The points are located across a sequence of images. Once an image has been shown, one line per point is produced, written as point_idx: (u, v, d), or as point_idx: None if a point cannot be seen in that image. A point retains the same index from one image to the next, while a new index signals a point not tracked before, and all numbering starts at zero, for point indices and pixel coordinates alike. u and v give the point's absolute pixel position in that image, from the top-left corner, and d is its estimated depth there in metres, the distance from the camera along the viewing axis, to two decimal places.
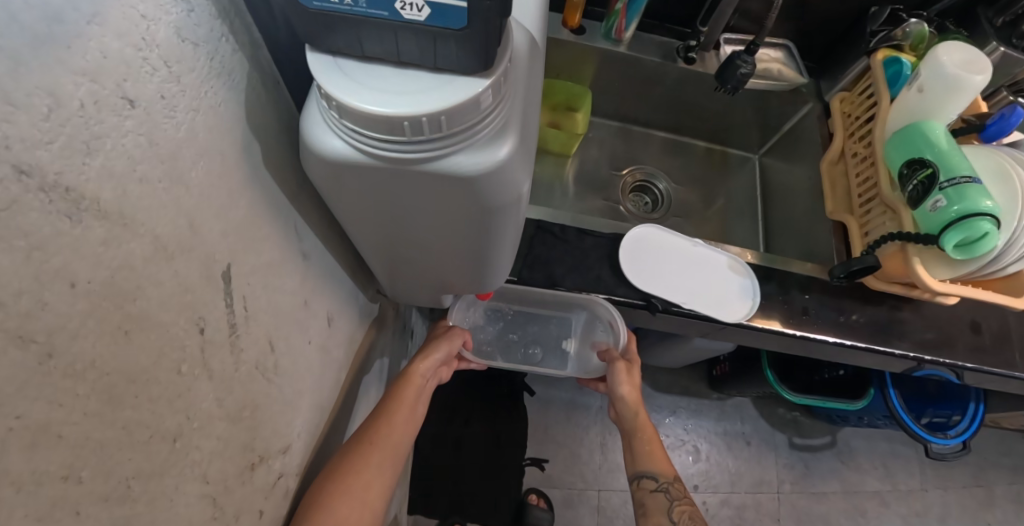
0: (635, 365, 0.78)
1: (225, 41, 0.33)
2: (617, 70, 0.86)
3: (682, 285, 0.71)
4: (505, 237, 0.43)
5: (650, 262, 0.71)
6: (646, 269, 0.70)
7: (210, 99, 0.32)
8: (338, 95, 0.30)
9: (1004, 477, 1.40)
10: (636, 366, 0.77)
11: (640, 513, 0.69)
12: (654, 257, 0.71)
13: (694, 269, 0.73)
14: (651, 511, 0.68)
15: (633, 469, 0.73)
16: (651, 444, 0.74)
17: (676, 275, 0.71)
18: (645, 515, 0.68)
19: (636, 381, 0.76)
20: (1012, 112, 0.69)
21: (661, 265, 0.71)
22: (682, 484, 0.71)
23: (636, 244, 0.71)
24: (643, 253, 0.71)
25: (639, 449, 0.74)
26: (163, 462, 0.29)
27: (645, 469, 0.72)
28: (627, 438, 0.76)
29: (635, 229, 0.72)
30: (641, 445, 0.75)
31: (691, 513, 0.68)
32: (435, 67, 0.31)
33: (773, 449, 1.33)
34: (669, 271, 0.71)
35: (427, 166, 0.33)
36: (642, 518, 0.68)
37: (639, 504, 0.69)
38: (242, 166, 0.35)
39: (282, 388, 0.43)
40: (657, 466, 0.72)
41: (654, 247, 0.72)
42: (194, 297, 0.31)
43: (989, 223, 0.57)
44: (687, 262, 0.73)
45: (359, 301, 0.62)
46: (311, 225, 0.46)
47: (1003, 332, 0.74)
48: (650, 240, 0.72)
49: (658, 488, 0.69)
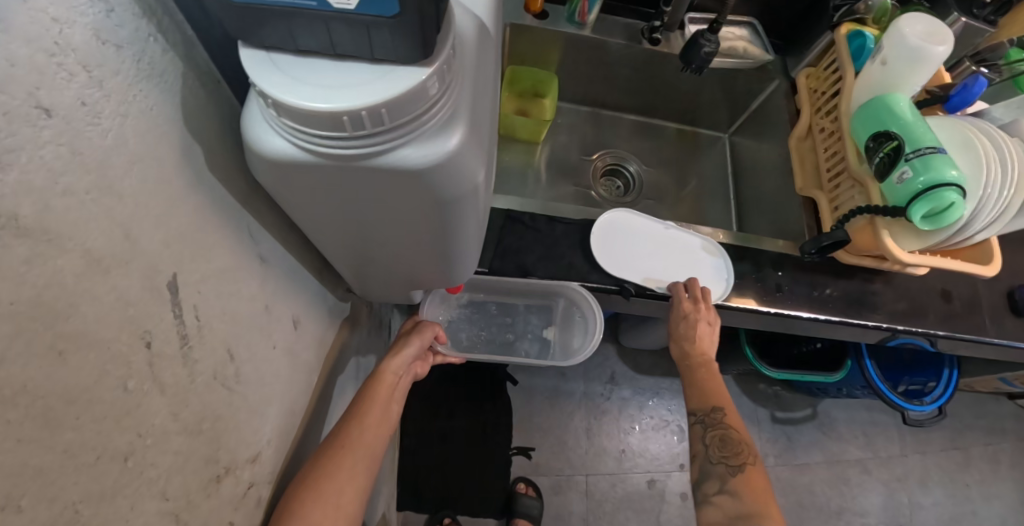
0: (696, 320, 0.68)
1: (153, 41, 0.31)
2: (584, 54, 0.85)
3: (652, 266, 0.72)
4: (467, 230, 0.42)
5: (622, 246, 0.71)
6: (618, 252, 0.70)
7: (141, 103, 0.30)
8: (273, 92, 0.29)
9: (979, 438, 1.44)
10: (697, 321, 0.68)
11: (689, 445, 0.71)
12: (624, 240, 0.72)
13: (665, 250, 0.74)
14: (691, 439, 0.70)
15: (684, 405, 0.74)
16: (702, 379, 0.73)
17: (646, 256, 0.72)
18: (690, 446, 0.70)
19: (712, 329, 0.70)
20: (975, 81, 0.70)
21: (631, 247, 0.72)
22: (722, 411, 0.68)
23: (606, 227, 0.71)
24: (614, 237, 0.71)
25: (689, 385, 0.74)
26: (114, 484, 0.28)
27: (689, 403, 0.72)
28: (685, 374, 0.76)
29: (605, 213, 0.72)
30: (700, 379, 0.73)
31: (723, 434, 0.66)
32: (373, 58, 0.30)
33: (756, 423, 1.36)
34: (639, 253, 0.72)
35: (375, 161, 0.32)
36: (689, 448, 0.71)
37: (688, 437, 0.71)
38: (183, 170, 0.34)
39: (245, 396, 0.42)
40: (698, 401, 0.71)
41: (627, 232, 0.72)
42: (136, 311, 0.30)
43: (955, 193, 0.57)
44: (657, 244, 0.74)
45: (327, 301, 0.61)
46: (268, 227, 0.45)
47: (973, 299, 0.76)
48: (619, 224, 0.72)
49: (695, 419, 0.70)
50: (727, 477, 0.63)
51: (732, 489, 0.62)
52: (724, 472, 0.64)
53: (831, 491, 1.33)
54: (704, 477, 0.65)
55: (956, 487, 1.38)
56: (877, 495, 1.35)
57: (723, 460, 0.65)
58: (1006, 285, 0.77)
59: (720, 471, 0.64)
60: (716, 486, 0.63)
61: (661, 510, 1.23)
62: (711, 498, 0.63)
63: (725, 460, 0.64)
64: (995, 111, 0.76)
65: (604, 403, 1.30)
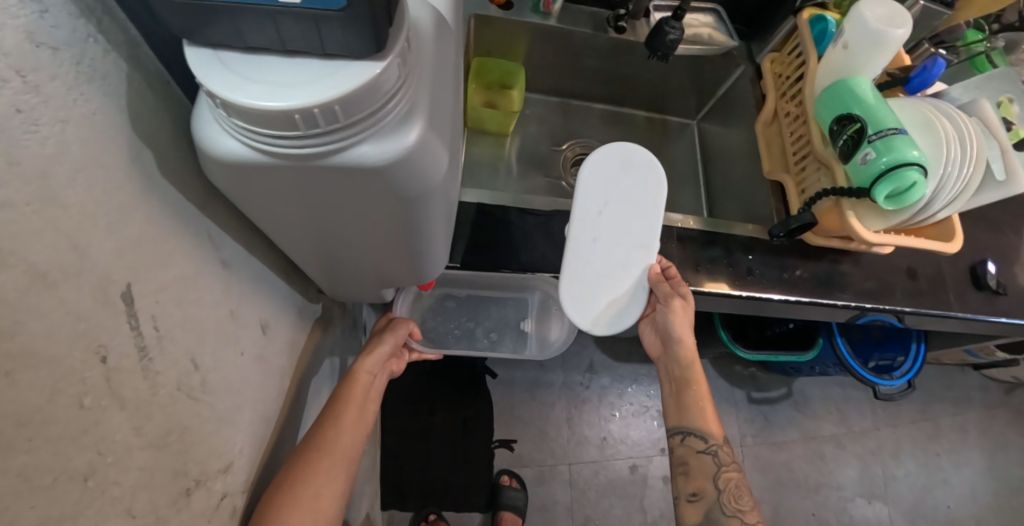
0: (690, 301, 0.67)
1: (92, 42, 0.30)
2: (550, 44, 0.85)
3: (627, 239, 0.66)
4: (434, 227, 0.41)
5: (625, 190, 0.66)
6: (630, 195, 0.66)
7: (82, 108, 0.29)
8: (221, 92, 0.28)
9: (948, 409, 1.50)
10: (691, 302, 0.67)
11: (682, 471, 0.67)
12: (609, 188, 0.65)
13: (595, 244, 0.64)
14: (695, 472, 0.66)
15: (677, 422, 0.69)
16: (702, 398, 0.69)
17: (617, 227, 0.65)
18: (687, 474, 0.67)
19: (690, 318, 0.68)
20: (933, 63, 0.71)
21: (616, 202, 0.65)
22: (731, 447, 0.67)
23: (628, 154, 0.66)
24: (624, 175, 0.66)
25: (688, 401, 0.70)
26: (74, 504, 0.26)
27: (694, 426, 0.68)
28: (676, 385, 0.71)
29: (603, 148, 0.66)
30: (692, 394, 0.70)
31: (737, 481, 0.65)
32: (324, 54, 0.28)
33: (733, 405, 1.39)
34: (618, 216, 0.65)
35: (331, 161, 0.31)
36: (683, 476, 0.67)
37: (682, 462, 0.67)
38: (134, 175, 0.32)
39: (213, 405, 0.40)
40: (701, 424, 0.68)
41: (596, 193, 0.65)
42: (89, 324, 0.28)
43: (917, 173, 0.59)
44: (595, 234, 0.64)
45: (297, 302, 0.60)
46: (229, 231, 0.44)
47: (937, 277, 0.78)
48: (600, 172, 0.65)
49: (706, 448, 0.66)
50: None
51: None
52: None
53: (808, 467, 1.37)
54: (711, 525, 0.62)
55: (926, 457, 1.44)
56: (852, 468, 1.39)
57: (738, 514, 0.62)
58: (969, 261, 0.80)
59: (734, 525, 0.62)
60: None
61: (643, 494, 1.25)
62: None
63: (740, 514, 0.62)
64: (954, 92, 0.77)
65: (584, 392, 1.31)
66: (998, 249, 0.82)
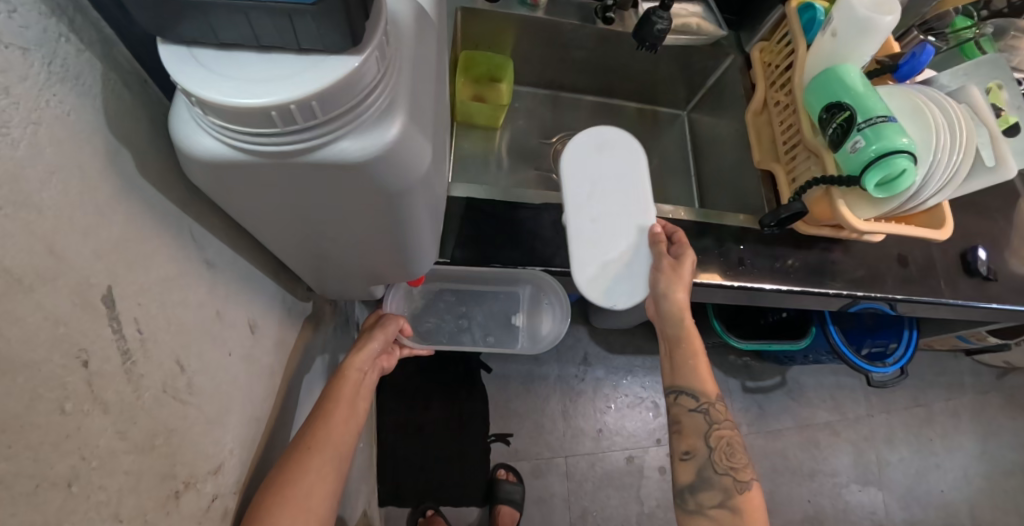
0: (687, 259, 0.65)
1: (65, 42, 0.29)
2: (538, 36, 0.84)
3: (620, 212, 0.67)
4: (420, 222, 0.41)
5: (608, 171, 0.68)
6: (615, 175, 0.68)
7: (55, 108, 0.28)
8: (196, 90, 0.27)
9: (940, 394, 1.51)
10: (688, 261, 0.65)
11: (676, 429, 0.68)
12: (593, 169, 0.68)
13: (594, 223, 0.65)
14: (687, 431, 0.67)
15: (670, 382, 0.70)
16: (695, 358, 0.68)
17: (610, 203, 0.66)
18: (680, 433, 0.67)
19: (686, 280, 0.65)
20: (922, 50, 0.72)
21: (602, 181, 0.67)
22: (723, 405, 0.67)
23: (604, 138, 0.69)
24: (604, 156, 0.68)
25: (680, 362, 0.69)
26: (58, 511, 0.26)
27: (686, 386, 0.68)
28: (670, 344, 0.70)
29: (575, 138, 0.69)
30: (685, 355, 0.69)
31: (729, 439, 0.66)
32: (300, 49, 0.28)
33: (728, 394, 1.40)
34: (607, 194, 0.67)
35: (311, 157, 0.30)
36: (676, 434, 0.68)
37: (675, 420, 0.68)
38: (111, 177, 0.32)
39: (200, 407, 0.40)
40: (694, 383, 0.68)
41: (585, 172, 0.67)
42: (68, 329, 0.27)
43: (907, 160, 0.59)
44: (591, 211, 0.65)
45: (286, 301, 0.60)
46: (212, 231, 0.43)
47: (928, 263, 0.78)
48: (579, 158, 0.68)
49: (698, 409, 0.67)
50: (732, 492, 0.63)
51: (734, 505, 0.62)
52: (729, 485, 0.63)
53: (803, 455, 1.38)
54: (702, 483, 0.64)
55: (920, 442, 1.45)
56: (847, 455, 1.40)
57: (729, 472, 0.64)
58: (959, 248, 0.80)
59: (725, 482, 0.63)
60: (715, 498, 0.63)
61: (640, 485, 1.26)
62: (704, 508, 0.64)
63: (732, 472, 0.64)
64: (943, 79, 0.78)
65: (579, 384, 1.31)
66: (987, 235, 0.83)
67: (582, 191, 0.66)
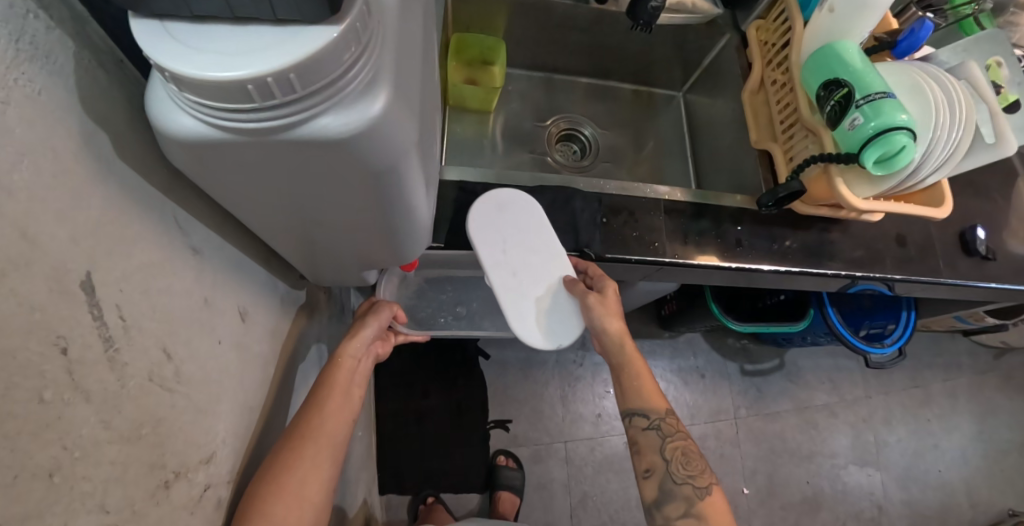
0: (608, 290, 0.67)
1: (34, 18, 0.28)
2: (531, 16, 0.83)
3: (538, 258, 0.66)
4: (409, 206, 0.40)
5: (510, 224, 0.64)
6: (518, 226, 0.65)
7: (25, 87, 0.26)
8: (169, 64, 0.26)
9: (938, 375, 1.51)
10: (610, 292, 0.67)
11: (635, 450, 0.68)
12: (497, 230, 0.64)
13: (516, 277, 0.64)
14: (644, 449, 0.67)
15: (623, 406, 0.70)
16: (640, 378, 0.68)
17: (525, 257, 0.65)
18: (639, 453, 0.68)
19: (613, 308, 0.66)
20: (921, 26, 0.70)
21: (512, 237, 0.64)
22: (675, 418, 0.68)
23: (497, 197, 0.64)
24: (501, 213, 0.64)
25: (628, 385, 0.69)
26: (40, 502, 0.25)
27: (636, 407, 0.68)
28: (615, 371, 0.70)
29: (471, 208, 0.63)
30: (630, 378, 0.69)
31: (684, 449, 0.66)
32: (276, 19, 0.27)
33: (726, 378, 1.41)
34: (520, 250, 0.65)
35: (293, 134, 0.29)
36: (637, 455, 0.68)
37: (633, 441, 0.68)
38: (86, 159, 0.31)
39: (188, 396, 0.39)
40: (645, 403, 0.68)
41: (492, 229, 0.63)
42: (45, 315, 0.27)
43: (905, 136, 0.58)
44: (511, 269, 0.64)
45: (278, 289, 0.59)
46: (198, 216, 0.42)
47: (927, 243, 0.78)
48: (483, 227, 0.63)
49: (651, 426, 0.67)
50: (694, 499, 0.63)
51: (698, 512, 0.63)
52: (690, 493, 0.64)
53: (801, 436, 1.39)
54: (666, 496, 0.64)
55: (917, 423, 1.46)
56: (845, 436, 1.41)
57: (688, 480, 0.65)
58: (958, 227, 0.79)
59: (686, 491, 0.64)
60: (679, 508, 0.64)
61: None
62: (673, 521, 0.63)
63: (691, 480, 0.64)
64: (942, 56, 0.76)
65: (577, 370, 1.31)
66: (986, 214, 0.82)
67: (497, 257, 0.64)
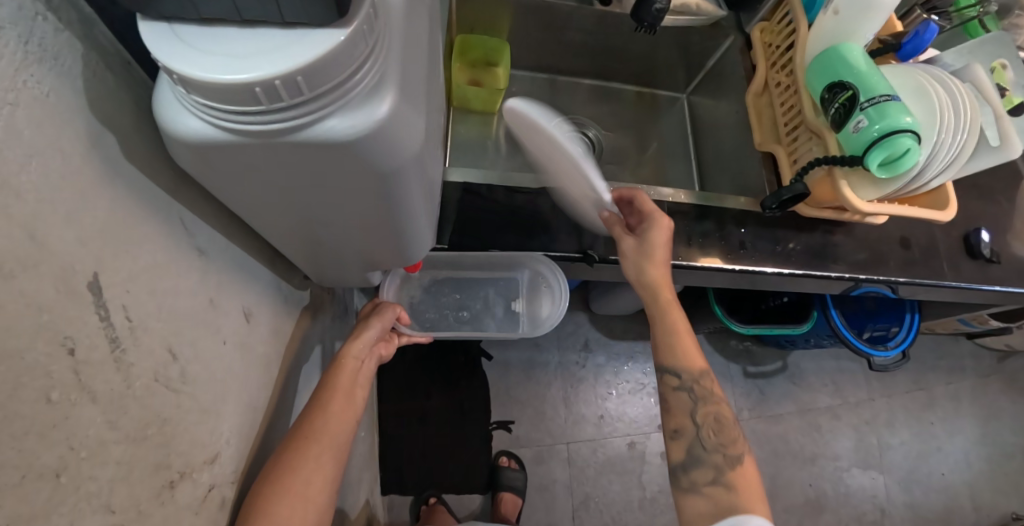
0: (653, 232, 0.64)
1: (42, 21, 0.28)
2: (535, 18, 0.83)
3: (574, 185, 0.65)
4: (414, 206, 0.40)
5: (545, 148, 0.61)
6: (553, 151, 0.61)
7: (34, 90, 0.27)
8: (177, 67, 0.26)
9: (942, 378, 1.51)
10: (654, 233, 0.64)
11: (664, 410, 0.66)
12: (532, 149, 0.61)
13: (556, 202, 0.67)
14: (673, 411, 0.65)
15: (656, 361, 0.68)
16: (679, 333, 0.67)
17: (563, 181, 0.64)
18: (668, 414, 0.65)
19: (653, 253, 0.64)
20: (926, 28, 0.70)
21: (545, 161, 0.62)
22: (710, 381, 0.65)
23: (545, 108, 0.61)
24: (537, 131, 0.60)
25: (663, 342, 0.68)
26: (47, 502, 0.25)
27: (669, 364, 0.66)
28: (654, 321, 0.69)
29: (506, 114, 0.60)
30: (667, 329, 0.67)
31: (717, 416, 0.64)
32: (284, 22, 0.27)
33: (729, 379, 1.40)
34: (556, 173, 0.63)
35: (299, 136, 0.30)
36: (665, 415, 0.66)
37: (662, 401, 0.66)
38: (93, 160, 0.31)
39: (194, 396, 0.40)
40: (679, 361, 0.66)
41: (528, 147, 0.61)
42: (52, 317, 0.27)
43: (910, 139, 0.58)
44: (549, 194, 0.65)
45: (282, 290, 0.59)
46: (203, 217, 0.42)
47: (931, 245, 0.77)
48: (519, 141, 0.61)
49: (682, 387, 0.65)
50: (723, 468, 0.60)
51: (728, 481, 0.60)
52: (719, 461, 0.61)
53: (804, 439, 1.39)
54: (693, 461, 0.62)
55: (920, 425, 1.45)
56: (848, 439, 1.40)
57: (719, 448, 0.62)
58: (963, 230, 0.79)
59: (715, 459, 0.61)
60: (707, 475, 0.61)
61: (642, 471, 1.26)
62: (699, 487, 0.61)
63: (721, 449, 0.62)
64: (946, 58, 0.76)
65: (580, 371, 1.31)
66: (991, 216, 0.82)
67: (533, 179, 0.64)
